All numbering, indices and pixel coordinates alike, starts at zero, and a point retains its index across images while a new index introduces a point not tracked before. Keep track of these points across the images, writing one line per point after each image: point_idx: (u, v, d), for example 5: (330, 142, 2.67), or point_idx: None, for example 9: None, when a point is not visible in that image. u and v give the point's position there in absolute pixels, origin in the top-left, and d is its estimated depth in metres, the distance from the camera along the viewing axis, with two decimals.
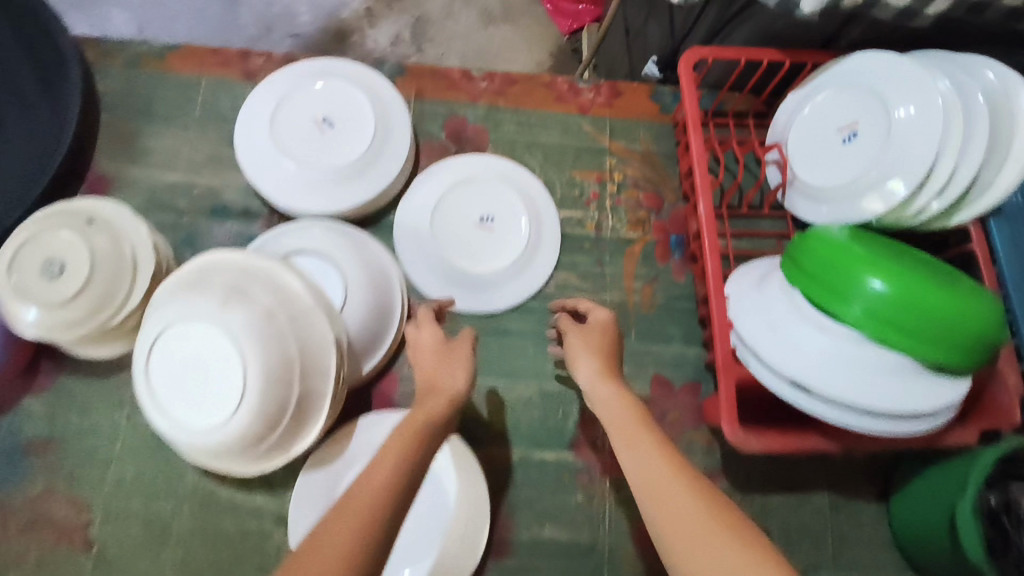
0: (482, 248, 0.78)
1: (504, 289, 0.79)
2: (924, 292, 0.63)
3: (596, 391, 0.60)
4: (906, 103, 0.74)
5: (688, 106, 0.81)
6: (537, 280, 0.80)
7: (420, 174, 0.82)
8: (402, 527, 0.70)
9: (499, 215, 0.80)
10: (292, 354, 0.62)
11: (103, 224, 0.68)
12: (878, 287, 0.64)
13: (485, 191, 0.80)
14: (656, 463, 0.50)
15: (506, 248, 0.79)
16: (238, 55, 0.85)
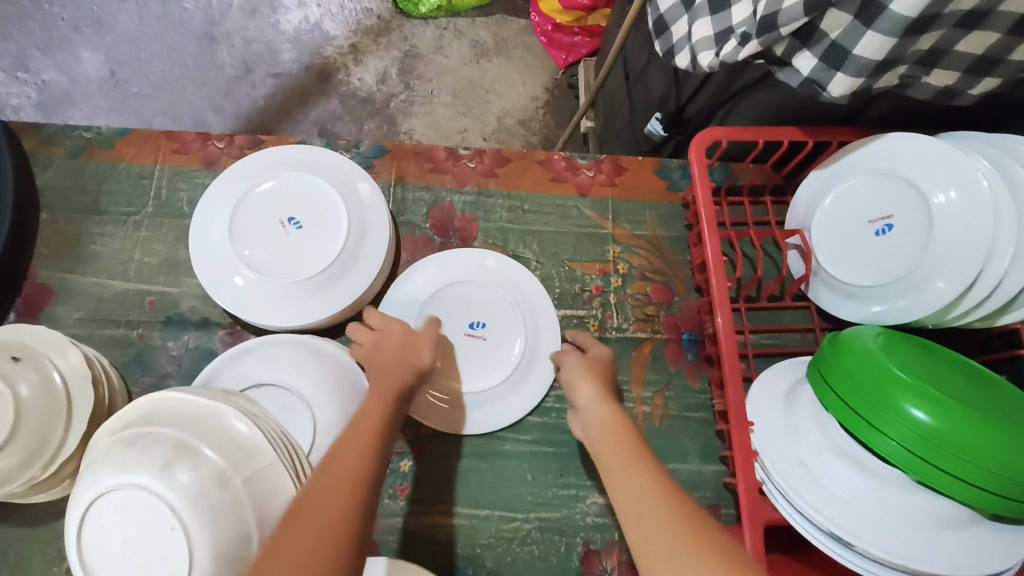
0: (477, 358, 0.70)
1: (502, 404, 0.71)
2: (979, 431, 0.53)
3: (589, 409, 0.59)
4: (945, 193, 0.66)
5: (700, 194, 0.73)
6: (536, 392, 0.71)
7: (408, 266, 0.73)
8: None
9: (495, 321, 0.71)
10: (249, 528, 0.52)
11: (31, 361, 0.59)
12: (922, 421, 0.54)
13: (480, 294, 0.71)
14: (639, 479, 0.49)
15: (502, 359, 0.70)
16: (197, 140, 0.77)
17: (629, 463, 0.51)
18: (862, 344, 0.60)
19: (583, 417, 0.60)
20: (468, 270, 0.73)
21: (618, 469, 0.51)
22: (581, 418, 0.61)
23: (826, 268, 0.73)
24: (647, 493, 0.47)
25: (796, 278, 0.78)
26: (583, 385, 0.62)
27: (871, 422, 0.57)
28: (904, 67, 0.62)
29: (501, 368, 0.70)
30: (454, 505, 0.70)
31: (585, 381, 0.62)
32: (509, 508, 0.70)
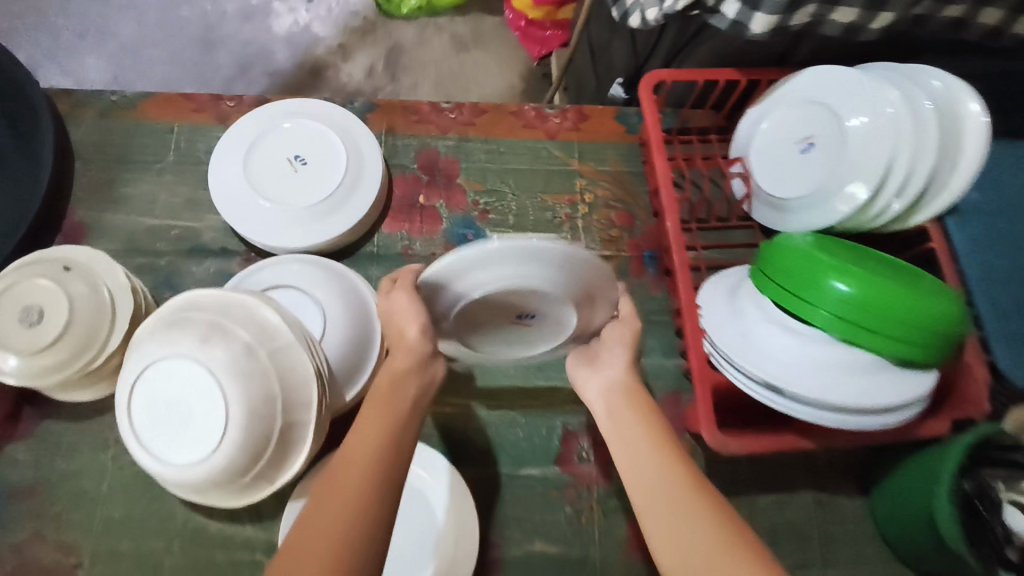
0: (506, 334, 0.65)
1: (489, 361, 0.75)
2: (888, 295, 0.64)
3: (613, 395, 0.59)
4: (857, 115, 0.78)
5: (651, 127, 0.84)
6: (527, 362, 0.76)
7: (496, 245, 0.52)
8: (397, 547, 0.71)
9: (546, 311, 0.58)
10: (274, 389, 0.63)
11: (80, 271, 0.69)
12: (842, 290, 0.65)
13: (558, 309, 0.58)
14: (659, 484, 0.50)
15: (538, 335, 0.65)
16: (211, 100, 0.87)
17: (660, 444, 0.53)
18: (797, 243, 0.70)
19: (603, 379, 0.60)
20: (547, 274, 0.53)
21: (641, 463, 0.52)
22: (597, 367, 0.61)
23: (767, 189, 0.85)
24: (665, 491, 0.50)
25: (740, 198, 0.89)
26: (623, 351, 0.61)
27: (805, 298, 0.68)
28: (811, 6, 0.74)
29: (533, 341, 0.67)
30: (448, 398, 0.79)
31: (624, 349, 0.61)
32: (497, 399, 0.80)
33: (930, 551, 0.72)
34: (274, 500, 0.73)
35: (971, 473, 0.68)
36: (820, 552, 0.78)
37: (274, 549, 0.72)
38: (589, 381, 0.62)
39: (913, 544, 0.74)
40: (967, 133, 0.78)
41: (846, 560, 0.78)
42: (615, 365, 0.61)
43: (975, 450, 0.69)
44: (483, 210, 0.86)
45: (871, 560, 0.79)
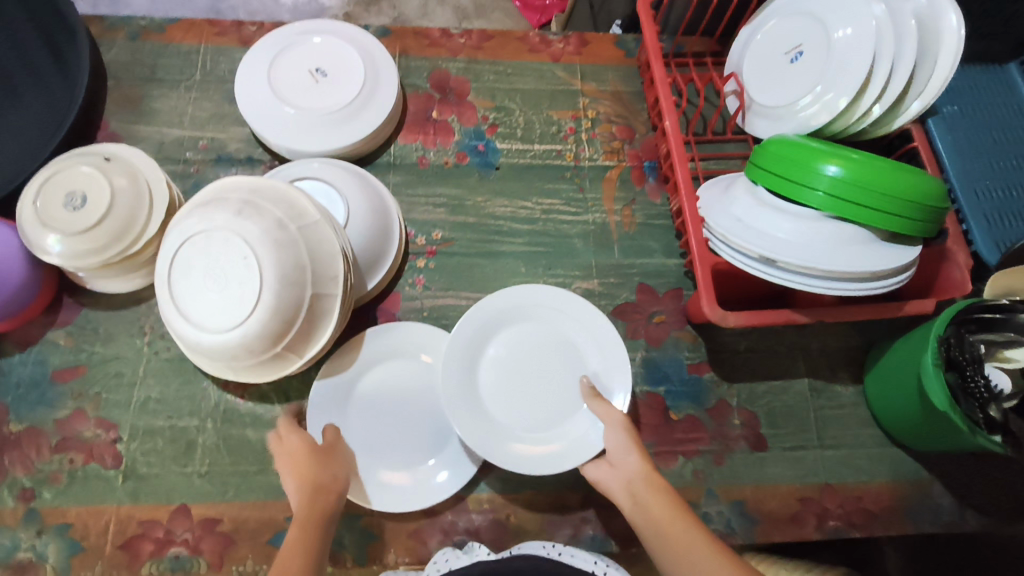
0: (506, 384, 0.76)
1: (513, 293, 0.78)
2: (874, 173, 0.69)
3: (629, 475, 0.62)
4: (842, 24, 0.83)
5: (649, 43, 0.89)
6: (549, 295, 0.79)
7: (525, 451, 0.73)
8: (415, 424, 0.77)
9: (548, 414, 0.75)
10: (304, 261, 0.67)
11: (119, 164, 0.74)
12: (833, 171, 0.70)
13: (541, 425, 0.75)
14: (693, 545, 0.54)
15: (563, 392, 0.76)
16: (234, 25, 0.93)
17: (674, 531, 0.56)
18: (788, 139, 0.76)
19: (620, 472, 0.63)
20: (523, 424, 0.75)
21: (671, 544, 0.55)
22: (610, 467, 0.66)
23: (760, 99, 0.90)
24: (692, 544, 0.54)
25: (734, 112, 0.95)
26: (617, 433, 0.66)
27: (794, 182, 0.73)
28: None
29: (558, 382, 0.77)
30: (462, 292, 0.85)
31: (616, 430, 0.66)
32: None
33: (919, 424, 0.76)
34: (300, 383, 0.78)
35: (961, 341, 0.69)
36: (816, 433, 0.83)
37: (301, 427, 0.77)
38: (612, 480, 0.64)
39: (903, 420, 0.78)
40: (945, 34, 0.80)
41: (840, 440, 0.82)
42: (626, 459, 0.64)
43: (958, 316, 0.71)
44: (492, 125, 0.92)
45: (864, 442, 0.83)
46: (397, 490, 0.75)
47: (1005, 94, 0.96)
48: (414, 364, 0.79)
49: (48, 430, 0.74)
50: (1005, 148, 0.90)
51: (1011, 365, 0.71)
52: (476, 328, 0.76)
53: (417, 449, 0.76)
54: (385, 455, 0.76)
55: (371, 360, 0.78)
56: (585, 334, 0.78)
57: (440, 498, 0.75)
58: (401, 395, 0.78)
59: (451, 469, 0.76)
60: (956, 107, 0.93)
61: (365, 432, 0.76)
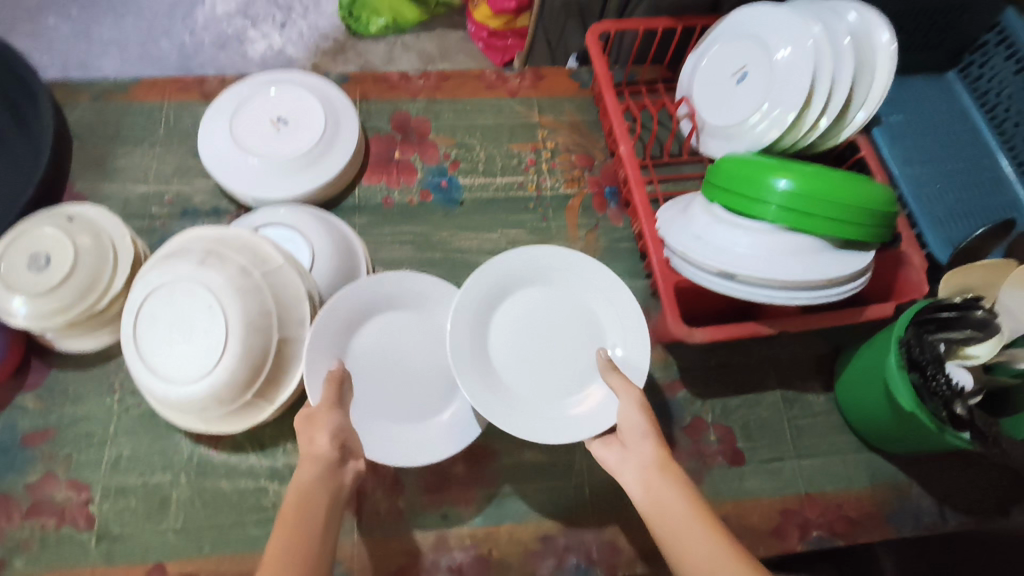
0: (516, 350, 0.76)
1: (524, 251, 0.77)
2: (822, 183, 0.72)
3: (643, 460, 0.59)
4: (782, 44, 0.86)
5: (601, 74, 0.92)
6: (564, 255, 0.77)
7: (543, 419, 0.73)
8: (417, 384, 0.76)
9: (562, 380, 0.76)
10: (270, 306, 0.68)
11: (83, 221, 0.74)
12: (783, 184, 0.72)
13: (556, 390, 0.75)
14: (701, 544, 0.49)
15: (580, 354, 0.77)
16: (196, 81, 0.95)
17: (687, 526, 0.51)
18: (740, 157, 0.78)
19: (634, 459, 0.60)
20: (542, 391, 0.75)
21: (685, 544, 0.50)
22: (623, 448, 0.62)
23: (712, 121, 0.93)
24: (702, 543, 0.49)
25: (688, 135, 0.98)
26: (633, 412, 0.63)
27: (748, 196, 0.75)
28: None
29: (575, 345, 0.77)
30: None
31: (632, 408, 0.63)
32: None
33: (889, 428, 0.77)
34: (274, 429, 0.78)
35: (919, 341, 0.71)
36: (792, 443, 0.83)
37: (277, 475, 0.76)
38: (622, 464, 0.61)
39: (873, 425, 0.79)
40: (878, 50, 0.84)
41: (817, 449, 0.83)
42: (638, 443, 0.60)
43: (917, 317, 0.73)
44: (454, 161, 0.94)
45: (840, 449, 0.83)
46: (397, 450, 0.72)
47: (946, 103, 1.05)
48: (411, 316, 0.77)
49: (18, 496, 0.73)
50: (946, 152, 0.99)
51: (975, 362, 0.71)
52: (485, 293, 0.75)
53: (420, 409, 0.75)
54: (380, 410, 0.74)
55: (368, 311, 0.75)
56: (607, 302, 0.78)
57: (443, 456, 0.73)
58: (400, 349, 0.76)
59: (455, 428, 0.75)
60: (899, 117, 1.00)
61: (363, 391, 0.74)
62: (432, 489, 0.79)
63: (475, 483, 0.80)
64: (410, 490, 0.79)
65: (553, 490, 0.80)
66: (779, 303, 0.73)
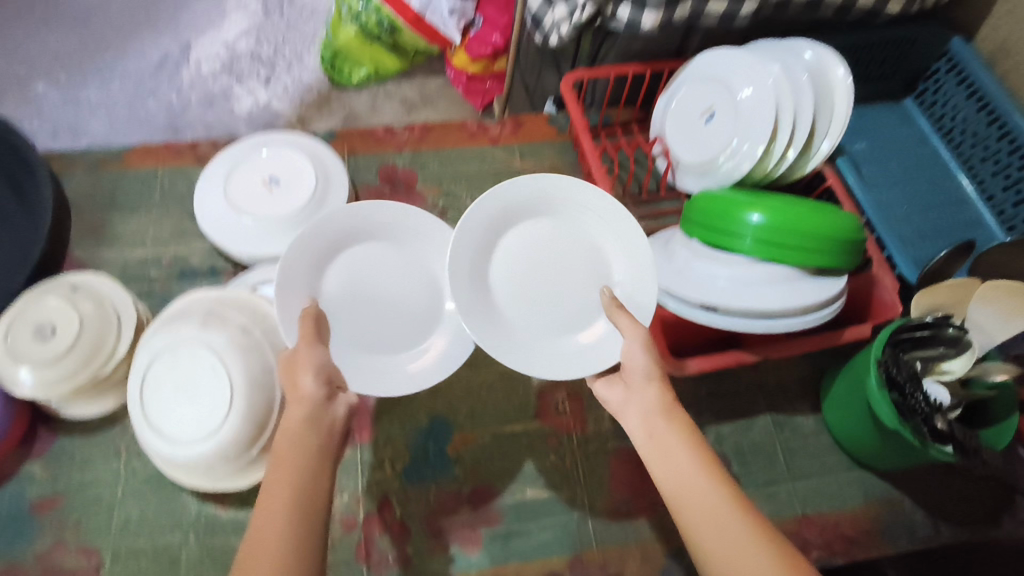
0: (510, 285, 0.79)
1: (525, 180, 0.78)
2: (792, 216, 0.76)
3: (645, 403, 0.65)
4: (744, 85, 0.91)
5: (577, 119, 0.97)
6: (575, 185, 0.79)
7: (539, 354, 0.78)
8: (393, 314, 0.78)
9: (559, 317, 0.79)
10: (271, 363, 0.70)
11: (85, 288, 0.77)
12: (756, 218, 0.76)
13: (551, 326, 0.79)
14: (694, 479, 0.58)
15: (585, 286, 0.79)
16: (188, 146, 0.98)
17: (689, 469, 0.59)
18: (712, 193, 0.83)
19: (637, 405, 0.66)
20: (538, 327, 0.79)
21: (682, 484, 0.58)
22: (624, 388, 0.69)
23: (685, 158, 0.97)
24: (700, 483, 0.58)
25: (664, 172, 1.02)
26: (639, 353, 0.67)
27: (722, 231, 0.79)
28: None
29: (578, 279, 0.80)
30: None
31: (638, 350, 0.67)
32: (473, 370, 0.89)
33: (876, 446, 0.80)
34: None
35: (896, 361, 0.74)
36: (786, 466, 0.85)
37: None
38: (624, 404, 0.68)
39: (862, 444, 0.82)
40: (835, 87, 0.90)
41: (810, 471, 0.85)
42: (646, 392, 0.65)
43: (893, 337, 0.77)
44: (443, 210, 0.98)
45: (833, 469, 0.86)
46: (373, 378, 0.76)
47: (907, 129, 1.11)
48: (388, 247, 0.80)
49: (27, 566, 0.73)
50: (907, 177, 1.06)
51: (948, 377, 0.75)
52: (485, 227, 0.78)
53: (396, 340, 0.78)
54: (358, 339, 0.77)
55: (345, 239, 0.78)
56: (617, 239, 0.80)
57: (422, 386, 0.77)
58: (375, 278, 0.79)
59: (437, 360, 0.79)
60: (864, 143, 1.09)
61: (342, 320, 0.77)
62: (437, 532, 0.80)
63: (481, 523, 0.81)
64: (415, 535, 0.79)
65: (556, 526, 0.81)
66: (762, 330, 0.76)
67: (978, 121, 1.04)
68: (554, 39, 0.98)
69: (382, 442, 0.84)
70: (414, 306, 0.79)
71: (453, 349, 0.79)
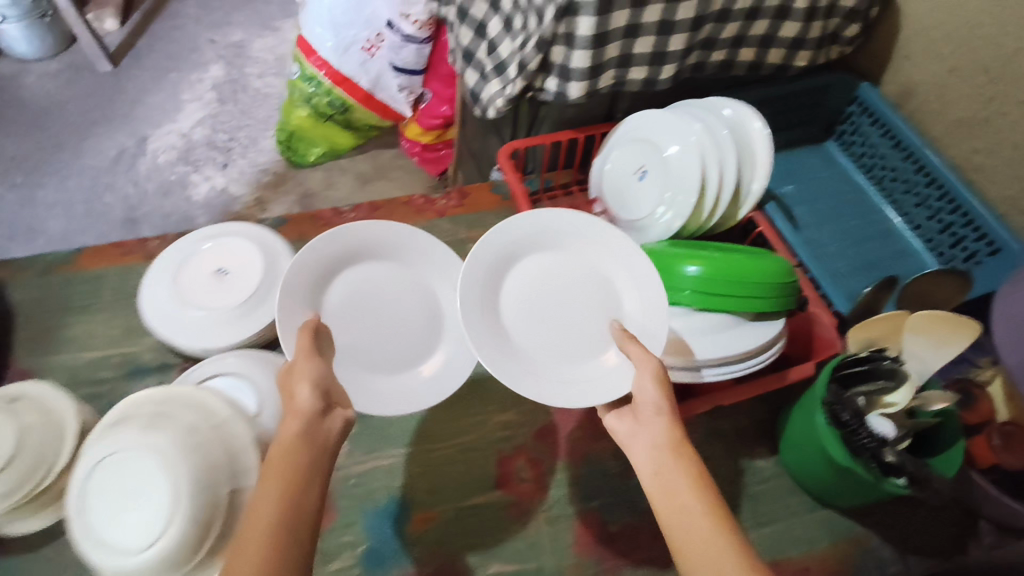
0: (515, 309, 0.80)
1: (541, 211, 0.81)
2: (727, 266, 0.79)
3: (654, 432, 0.63)
4: (670, 144, 0.96)
5: (515, 187, 1.00)
6: (588, 217, 0.82)
7: (544, 372, 0.78)
8: (395, 334, 0.83)
9: (566, 341, 0.80)
10: (217, 461, 0.67)
11: (26, 399, 0.76)
12: (692, 271, 0.79)
13: (558, 347, 0.80)
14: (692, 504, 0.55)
15: (594, 312, 0.81)
16: (136, 244, 0.99)
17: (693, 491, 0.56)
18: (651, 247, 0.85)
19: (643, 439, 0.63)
20: (544, 350, 0.80)
21: (678, 507, 0.56)
22: (634, 420, 0.66)
23: (633, 214, 1.01)
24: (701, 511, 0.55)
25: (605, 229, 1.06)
26: (649, 385, 0.65)
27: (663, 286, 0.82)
28: (611, 70, 0.96)
29: (586, 306, 0.82)
30: (392, 450, 0.88)
31: (650, 382, 0.66)
32: (433, 443, 0.89)
33: (834, 487, 0.80)
34: None
35: (839, 401, 0.76)
36: (751, 513, 0.85)
37: None
38: (632, 435, 0.65)
39: (820, 486, 0.82)
40: (755, 141, 0.95)
41: (775, 515, 0.85)
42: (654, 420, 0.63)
43: (835, 372, 0.78)
44: None
45: (797, 511, 0.86)
46: (374, 398, 0.79)
47: (830, 170, 1.18)
48: (391, 268, 0.84)
49: None
50: (837, 216, 1.12)
51: (894, 409, 0.76)
52: (497, 253, 0.80)
53: (398, 360, 0.82)
54: (363, 359, 0.80)
55: (354, 261, 0.82)
56: (627, 271, 0.82)
57: (417, 408, 0.81)
58: (370, 298, 0.82)
59: (434, 380, 0.84)
60: (791, 186, 1.15)
61: (349, 341, 0.80)
62: None
63: None
64: None
65: None
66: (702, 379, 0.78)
67: (894, 158, 1.10)
68: (494, 108, 1.05)
69: (342, 528, 0.82)
70: (414, 327, 0.84)
71: (446, 373, 0.83)
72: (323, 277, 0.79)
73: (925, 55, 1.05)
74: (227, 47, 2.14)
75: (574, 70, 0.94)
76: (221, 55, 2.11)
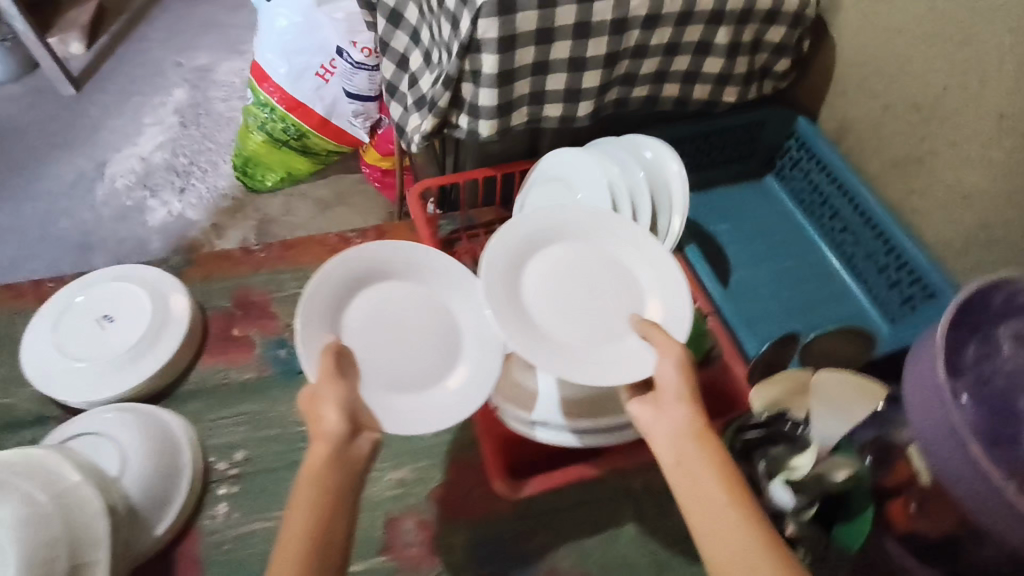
0: (544, 302, 0.77)
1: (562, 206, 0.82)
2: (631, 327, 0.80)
3: (676, 428, 0.60)
4: (585, 187, 0.92)
5: (422, 230, 0.96)
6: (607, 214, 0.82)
7: (585, 361, 0.74)
8: (418, 350, 0.79)
9: (596, 333, 0.77)
10: (54, 533, 0.63)
11: None
12: None
13: (592, 342, 0.76)
14: (728, 521, 0.53)
15: (620, 308, 0.79)
16: (33, 285, 0.96)
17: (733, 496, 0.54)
18: None
19: (666, 426, 0.61)
20: (581, 342, 0.76)
21: (705, 518, 0.54)
22: (654, 409, 0.63)
23: None
24: (744, 531, 0.52)
25: None
26: (672, 370, 0.64)
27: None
28: (522, 107, 0.91)
29: (615, 301, 0.79)
30: (271, 511, 0.80)
31: (672, 368, 0.64)
32: None
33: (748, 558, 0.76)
34: None
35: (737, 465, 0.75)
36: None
37: None
38: (653, 424, 0.63)
39: None
40: (671, 185, 0.90)
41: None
42: (673, 407, 0.62)
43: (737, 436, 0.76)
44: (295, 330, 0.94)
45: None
46: (406, 415, 0.74)
47: (769, 206, 1.14)
48: (406, 287, 0.81)
49: None
50: (773, 256, 1.07)
51: (800, 473, 0.71)
52: (519, 245, 0.79)
53: (421, 379, 0.77)
54: (391, 379, 0.76)
55: (368, 281, 0.79)
56: (649, 264, 0.81)
57: (448, 425, 0.74)
58: (388, 321, 0.79)
59: (464, 393, 0.77)
60: (725, 224, 1.11)
61: (368, 362, 0.75)
62: None
63: None
64: None
65: None
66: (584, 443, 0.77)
67: (833, 195, 1.06)
68: (415, 140, 0.99)
69: None
70: (433, 343, 0.79)
71: (481, 383, 0.78)
72: (341, 298, 0.76)
73: (860, 90, 1.00)
74: (194, 70, 2.08)
75: (482, 108, 0.89)
76: (187, 78, 2.06)
